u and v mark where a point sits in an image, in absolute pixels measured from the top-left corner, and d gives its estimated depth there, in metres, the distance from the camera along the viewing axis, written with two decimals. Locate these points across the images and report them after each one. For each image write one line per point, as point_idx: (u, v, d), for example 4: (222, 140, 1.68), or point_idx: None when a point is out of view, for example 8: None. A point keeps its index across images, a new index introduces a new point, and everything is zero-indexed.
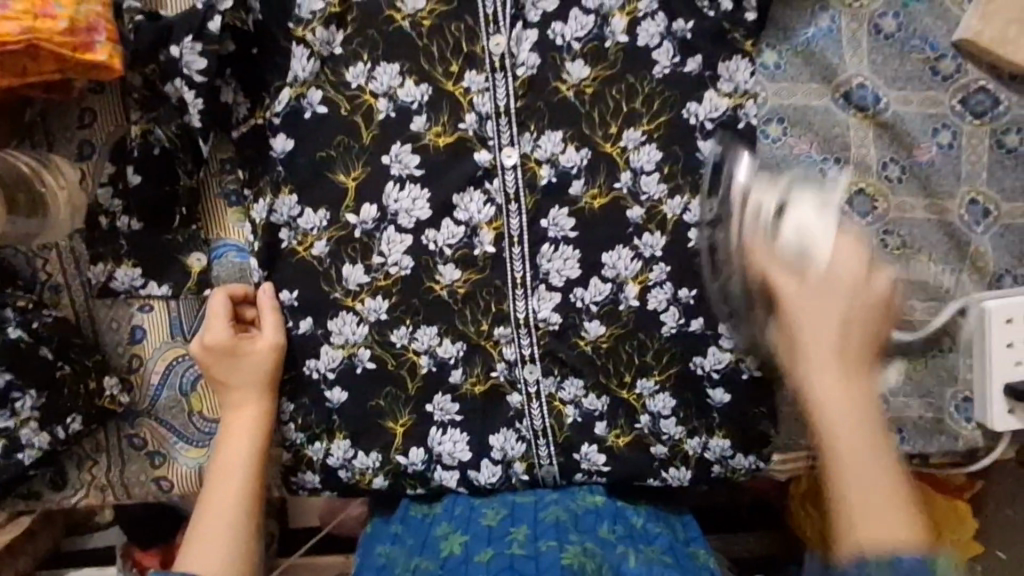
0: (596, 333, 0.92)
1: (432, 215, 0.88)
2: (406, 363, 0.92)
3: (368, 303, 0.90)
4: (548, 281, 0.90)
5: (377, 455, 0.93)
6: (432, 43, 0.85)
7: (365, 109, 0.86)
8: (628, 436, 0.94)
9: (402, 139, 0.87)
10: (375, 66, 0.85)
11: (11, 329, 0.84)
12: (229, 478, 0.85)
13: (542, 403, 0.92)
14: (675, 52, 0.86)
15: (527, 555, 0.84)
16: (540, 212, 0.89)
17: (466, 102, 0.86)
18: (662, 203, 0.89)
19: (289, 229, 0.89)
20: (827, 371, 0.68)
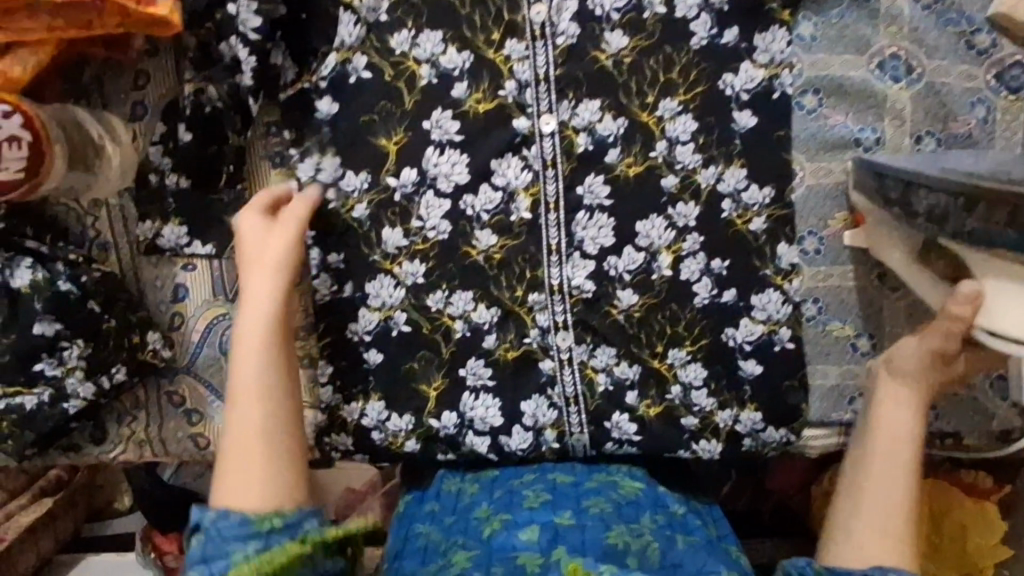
0: (629, 302, 0.92)
1: (471, 181, 0.90)
2: (440, 327, 0.93)
3: (406, 267, 0.92)
4: (583, 248, 0.91)
5: (410, 418, 0.95)
6: (475, 11, 0.88)
7: (408, 74, 0.89)
8: (659, 407, 0.94)
9: (442, 105, 0.89)
10: (419, 33, 0.88)
11: (62, 281, 0.86)
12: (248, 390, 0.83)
13: (574, 370, 0.93)
14: (712, 24, 0.88)
15: (572, 526, 0.86)
16: (577, 178, 0.90)
17: (506, 70, 0.89)
18: (697, 173, 0.90)
19: (333, 191, 0.91)
20: (888, 520, 0.82)
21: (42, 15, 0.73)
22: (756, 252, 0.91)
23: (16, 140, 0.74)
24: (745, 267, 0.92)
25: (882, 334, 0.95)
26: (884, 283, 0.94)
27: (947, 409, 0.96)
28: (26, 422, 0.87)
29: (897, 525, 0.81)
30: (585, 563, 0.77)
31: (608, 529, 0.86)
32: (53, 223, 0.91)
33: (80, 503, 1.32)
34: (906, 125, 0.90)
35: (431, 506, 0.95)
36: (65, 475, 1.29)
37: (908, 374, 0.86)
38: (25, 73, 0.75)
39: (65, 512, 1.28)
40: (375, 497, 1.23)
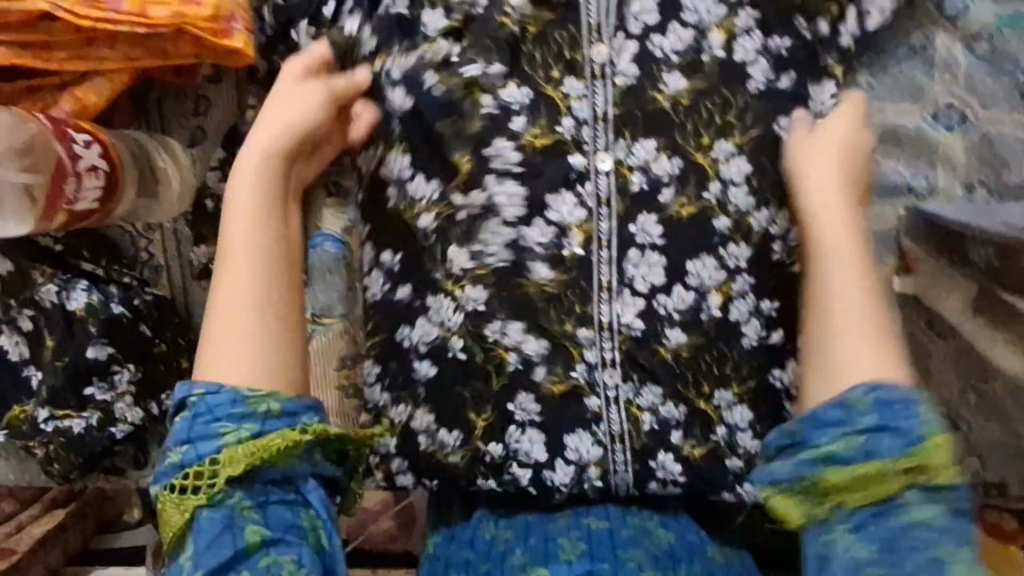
0: (677, 341, 0.90)
1: (526, 213, 0.88)
2: (494, 359, 0.91)
3: (469, 291, 0.90)
4: (634, 286, 0.89)
5: (458, 435, 0.93)
6: (537, 49, 0.86)
7: (471, 101, 0.87)
8: (704, 449, 0.92)
9: (504, 135, 0.87)
10: (488, 65, 0.87)
11: (114, 303, 0.91)
12: (260, 210, 0.83)
13: (618, 410, 0.90)
14: (770, 70, 0.86)
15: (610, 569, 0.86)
16: (630, 216, 0.88)
17: (564, 106, 0.87)
18: (750, 216, 0.88)
19: (397, 188, 0.92)
20: (860, 355, 0.76)
21: (120, 46, 0.88)
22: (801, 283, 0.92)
23: (94, 169, 0.85)
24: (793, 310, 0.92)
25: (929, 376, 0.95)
26: (933, 328, 0.94)
27: (991, 455, 0.96)
28: (73, 448, 0.90)
29: (865, 317, 0.77)
30: None
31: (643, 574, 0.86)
32: (108, 244, 0.97)
33: (89, 515, 1.24)
34: (958, 172, 0.92)
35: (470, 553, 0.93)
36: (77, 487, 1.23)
37: (811, 172, 0.84)
38: (101, 99, 0.91)
39: (75, 526, 1.21)
40: (388, 516, 1.24)
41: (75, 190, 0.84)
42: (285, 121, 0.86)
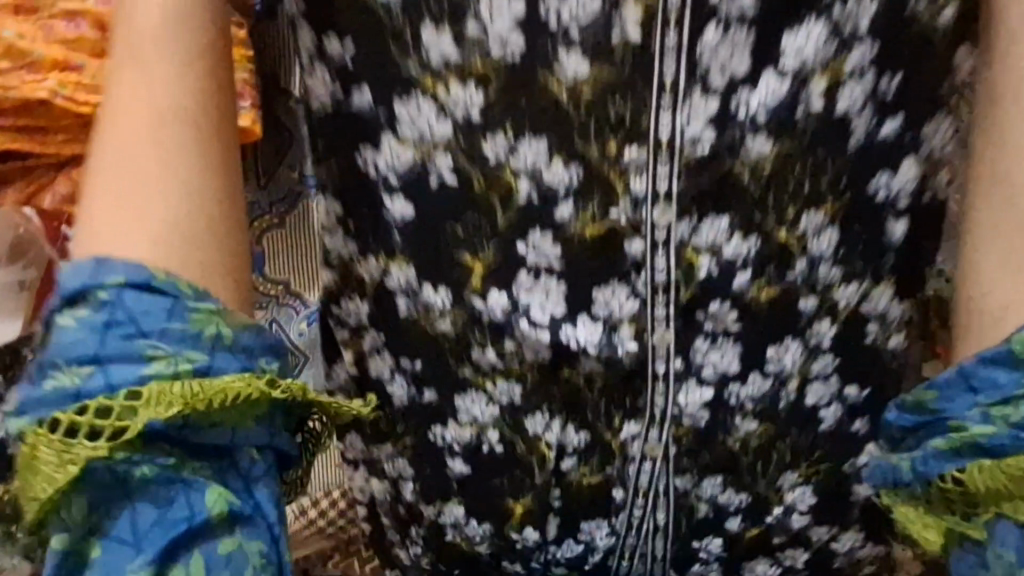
0: (747, 430, 0.72)
1: (568, 310, 0.67)
2: (537, 451, 0.74)
3: (500, 385, 0.71)
4: (700, 375, 0.69)
5: (488, 525, 0.78)
6: (590, 118, 0.59)
7: (501, 189, 0.63)
8: (757, 529, 0.77)
9: (542, 225, 0.64)
10: (518, 141, 0.61)
11: None
12: (148, 174, 0.56)
13: (669, 498, 0.74)
14: (875, 117, 0.61)
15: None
16: (695, 309, 0.67)
17: (620, 185, 0.62)
18: (837, 289, 0.68)
19: (408, 299, 0.69)
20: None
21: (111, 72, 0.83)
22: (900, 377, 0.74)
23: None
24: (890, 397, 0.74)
25: None
26: None
27: None
28: None
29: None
30: None
31: None
32: None
33: None
34: None
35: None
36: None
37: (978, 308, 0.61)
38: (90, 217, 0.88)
39: None
40: None
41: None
42: (180, 107, 0.57)
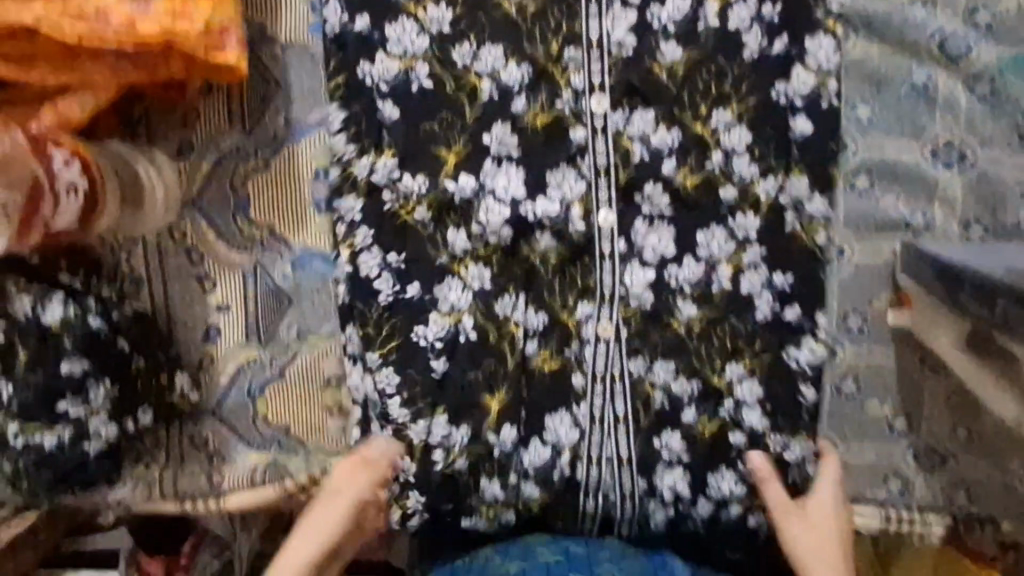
0: (689, 314, 0.88)
1: (528, 193, 0.87)
2: (506, 336, 0.88)
3: (471, 270, 0.88)
4: (642, 257, 0.88)
5: (467, 429, 0.87)
6: (535, 26, 0.85)
7: (469, 89, 0.86)
8: (713, 424, 0.88)
9: (503, 119, 0.86)
10: (480, 47, 0.86)
11: (93, 317, 0.83)
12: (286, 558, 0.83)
13: (626, 385, 0.88)
14: (762, 37, 0.85)
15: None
16: (634, 188, 0.87)
17: (563, 80, 0.86)
18: (755, 184, 0.87)
19: (391, 193, 0.87)
20: None
21: (108, 60, 0.73)
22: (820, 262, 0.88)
23: (74, 189, 0.72)
24: (808, 279, 0.87)
25: (918, 415, 0.95)
26: None
27: None
28: (43, 463, 0.84)
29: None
30: None
31: None
32: (87, 257, 0.88)
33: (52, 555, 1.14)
34: (955, 213, 0.90)
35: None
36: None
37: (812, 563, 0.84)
38: (77, 119, 0.75)
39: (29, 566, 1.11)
40: None
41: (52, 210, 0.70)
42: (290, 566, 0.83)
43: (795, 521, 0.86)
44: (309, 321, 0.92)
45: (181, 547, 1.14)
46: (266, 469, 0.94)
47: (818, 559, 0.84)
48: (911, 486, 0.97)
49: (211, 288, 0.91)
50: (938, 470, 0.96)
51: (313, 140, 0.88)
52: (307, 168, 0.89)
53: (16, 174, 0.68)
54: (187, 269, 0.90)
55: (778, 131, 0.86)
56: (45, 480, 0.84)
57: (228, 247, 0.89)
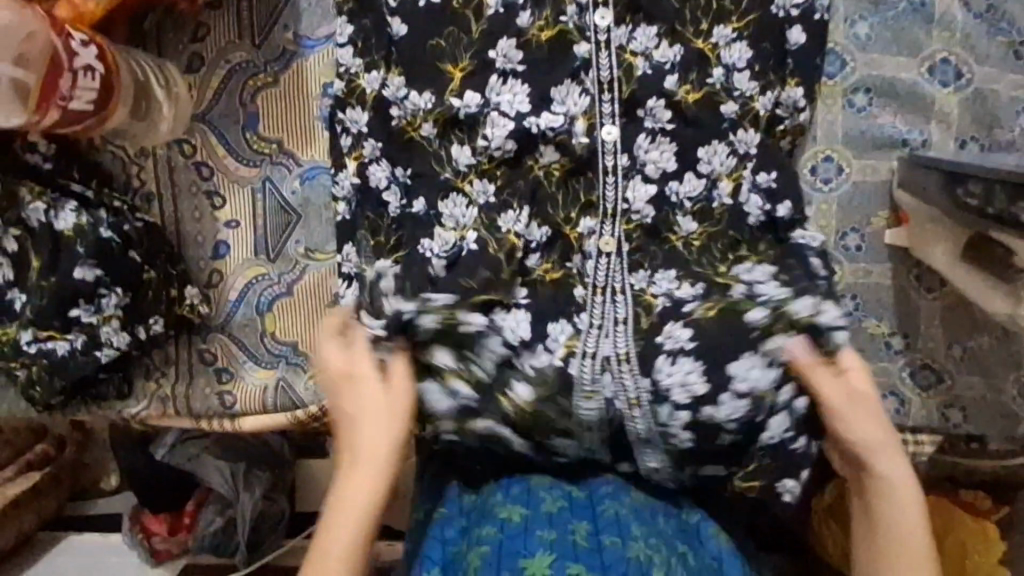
0: (688, 229, 0.90)
1: (532, 108, 0.88)
2: (507, 247, 0.89)
3: (475, 185, 0.90)
4: (644, 172, 0.89)
5: (516, 314, 0.85)
6: None
7: (475, 4, 0.88)
8: None
9: (508, 34, 0.88)
10: None
11: (104, 228, 0.85)
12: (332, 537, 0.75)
13: (629, 297, 0.86)
14: None
15: (590, 549, 0.75)
16: (637, 102, 0.88)
17: None
18: (755, 100, 0.88)
19: (398, 109, 0.89)
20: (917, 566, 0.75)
21: None
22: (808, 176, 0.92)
23: (90, 70, 0.71)
24: (802, 192, 0.90)
25: (916, 334, 0.96)
26: (921, 283, 0.95)
27: (975, 411, 0.97)
28: (56, 370, 0.85)
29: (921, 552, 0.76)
30: None
31: (628, 544, 0.76)
32: (99, 169, 0.90)
33: (63, 482, 1.40)
34: (952, 129, 0.91)
35: (476, 533, 0.80)
36: (53, 451, 1.38)
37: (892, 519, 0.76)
38: (96, 8, 0.74)
39: (50, 488, 1.36)
40: None
41: (69, 86, 0.70)
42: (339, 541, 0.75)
43: (859, 423, 0.77)
44: (315, 238, 0.94)
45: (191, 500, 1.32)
46: (275, 386, 0.94)
47: (884, 457, 0.77)
48: (908, 405, 0.98)
49: (219, 205, 0.93)
50: (936, 390, 0.97)
51: (320, 54, 0.91)
52: (316, 84, 0.91)
53: (33, 45, 0.67)
54: (197, 183, 0.92)
55: (776, 46, 0.88)
56: (57, 387, 0.86)
57: (238, 162, 0.92)
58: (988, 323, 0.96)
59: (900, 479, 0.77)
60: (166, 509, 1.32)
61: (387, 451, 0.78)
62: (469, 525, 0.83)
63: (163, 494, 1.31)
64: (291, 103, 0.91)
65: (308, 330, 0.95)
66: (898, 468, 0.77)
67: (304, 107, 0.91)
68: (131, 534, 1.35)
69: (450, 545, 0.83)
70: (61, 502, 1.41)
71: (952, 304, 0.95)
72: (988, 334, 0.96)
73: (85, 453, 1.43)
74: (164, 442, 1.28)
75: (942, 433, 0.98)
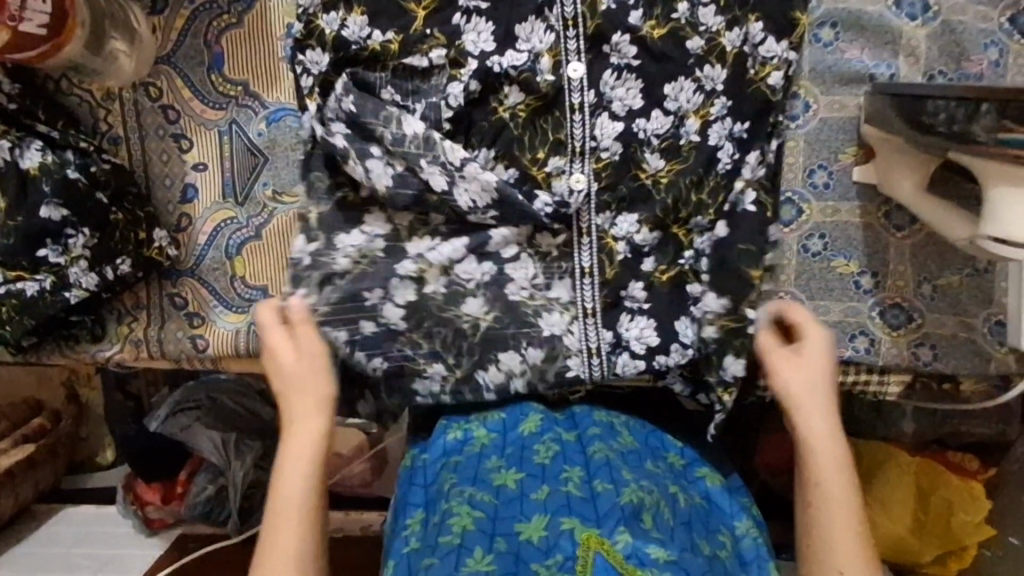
0: (656, 166, 0.89)
1: (497, 46, 0.87)
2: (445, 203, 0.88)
3: (407, 122, 0.86)
4: (611, 109, 0.88)
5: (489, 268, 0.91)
6: None
7: None
8: (671, 272, 0.90)
9: None
10: None
11: (71, 169, 0.85)
12: (286, 473, 0.78)
13: (593, 239, 0.90)
14: None
15: (583, 498, 0.74)
16: (602, 38, 0.87)
17: None
18: (722, 35, 0.87)
19: (359, 47, 0.87)
20: (839, 500, 0.75)
21: None
22: (775, 109, 0.89)
23: None
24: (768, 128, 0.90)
25: (886, 272, 0.96)
26: (890, 221, 0.95)
27: (945, 350, 0.96)
28: (26, 310, 0.85)
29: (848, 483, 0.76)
30: (600, 533, 0.68)
31: (621, 491, 0.74)
32: (66, 112, 0.90)
33: (57, 456, 1.38)
34: (920, 63, 0.91)
35: (469, 490, 0.78)
36: (48, 424, 1.36)
37: (815, 454, 0.77)
38: None
39: (46, 460, 1.34)
40: (360, 460, 1.26)
41: (19, 7, 0.70)
42: (288, 492, 0.77)
43: (791, 369, 0.79)
44: (282, 179, 0.95)
45: (184, 468, 1.32)
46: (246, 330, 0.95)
47: (807, 414, 0.78)
48: (878, 345, 0.97)
49: (186, 147, 0.94)
50: (905, 329, 0.96)
51: None
52: (278, 24, 0.92)
53: None
54: (164, 127, 0.93)
55: None
56: (28, 329, 0.86)
57: (203, 104, 0.93)
58: (959, 261, 0.95)
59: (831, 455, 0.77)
60: (160, 477, 1.31)
61: (310, 459, 0.79)
62: (453, 481, 0.81)
63: (155, 460, 1.30)
64: (256, 41, 0.92)
65: (275, 274, 0.96)
66: (829, 451, 0.77)
67: (270, 49, 0.92)
68: (125, 503, 1.33)
69: (431, 487, 0.84)
70: (59, 476, 1.39)
71: (921, 242, 0.95)
72: (959, 272, 0.95)
73: (80, 426, 1.42)
74: (158, 414, 1.29)
75: (912, 373, 0.98)
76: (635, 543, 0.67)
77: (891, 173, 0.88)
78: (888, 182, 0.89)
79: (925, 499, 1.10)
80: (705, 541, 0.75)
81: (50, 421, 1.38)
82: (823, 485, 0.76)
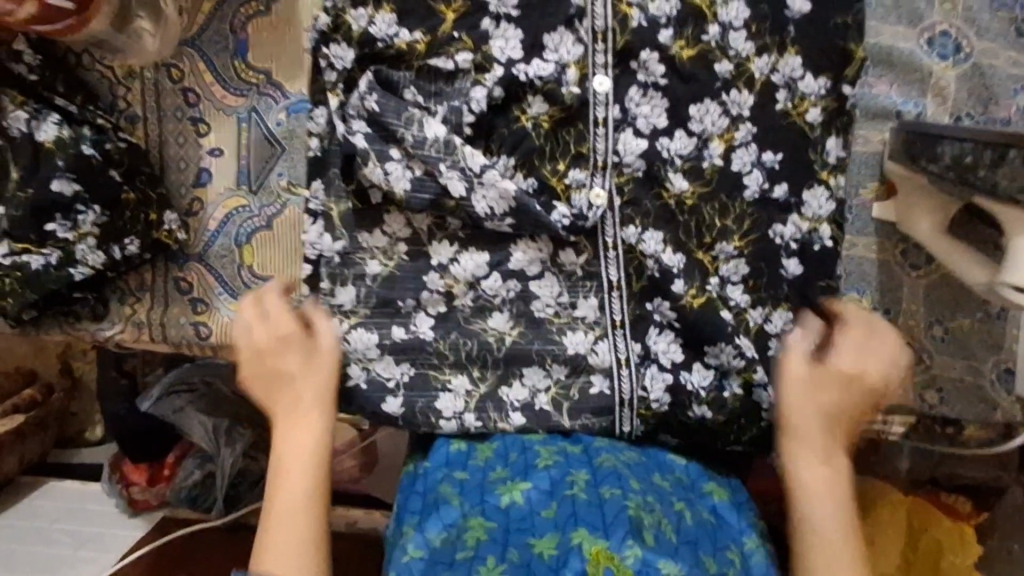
0: (682, 186, 0.87)
1: (523, 54, 0.86)
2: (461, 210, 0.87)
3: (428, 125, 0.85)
4: (636, 125, 0.87)
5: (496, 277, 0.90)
6: None
7: None
8: (702, 297, 0.87)
9: None
10: None
11: (86, 145, 0.84)
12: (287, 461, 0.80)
13: (619, 253, 0.88)
14: None
15: (590, 504, 0.75)
16: (630, 54, 0.86)
17: None
18: (752, 61, 0.86)
19: (385, 46, 0.86)
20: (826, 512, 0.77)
21: None
22: (810, 144, 0.87)
23: None
24: (801, 158, 0.87)
25: (898, 309, 0.95)
26: (906, 259, 0.94)
27: (952, 394, 0.95)
28: (27, 282, 0.84)
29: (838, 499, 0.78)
30: (608, 547, 0.71)
31: (628, 496, 0.76)
32: (85, 87, 0.89)
33: (47, 430, 1.36)
34: (948, 103, 0.90)
35: (475, 497, 0.78)
36: (40, 396, 1.35)
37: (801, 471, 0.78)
38: None
39: (36, 432, 1.32)
40: (352, 455, 1.25)
41: None
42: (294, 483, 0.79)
43: (795, 387, 0.79)
44: (297, 172, 0.94)
45: (173, 450, 1.30)
46: None
47: (800, 432, 0.79)
48: None
49: (204, 131, 0.93)
50: (913, 369, 0.95)
51: None
52: (306, 16, 0.92)
53: None
54: (183, 109, 0.92)
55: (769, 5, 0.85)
56: (31, 302, 0.86)
57: (224, 90, 0.92)
58: (971, 304, 0.95)
59: (810, 479, 0.78)
60: (148, 458, 1.29)
61: (315, 447, 0.81)
62: (454, 496, 0.79)
63: (145, 442, 1.28)
64: (283, 31, 0.92)
65: (282, 266, 0.95)
66: (810, 469, 0.78)
67: (295, 40, 0.92)
68: (111, 482, 1.31)
69: (429, 495, 0.81)
70: (47, 450, 1.37)
71: (936, 281, 0.94)
72: (970, 315, 0.95)
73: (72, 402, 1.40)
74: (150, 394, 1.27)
75: (918, 415, 0.97)
76: (644, 558, 0.70)
77: (911, 212, 0.88)
78: (905, 219, 0.89)
79: (916, 538, 1.07)
80: (711, 560, 0.75)
81: (42, 394, 1.36)
82: (811, 505, 0.77)
